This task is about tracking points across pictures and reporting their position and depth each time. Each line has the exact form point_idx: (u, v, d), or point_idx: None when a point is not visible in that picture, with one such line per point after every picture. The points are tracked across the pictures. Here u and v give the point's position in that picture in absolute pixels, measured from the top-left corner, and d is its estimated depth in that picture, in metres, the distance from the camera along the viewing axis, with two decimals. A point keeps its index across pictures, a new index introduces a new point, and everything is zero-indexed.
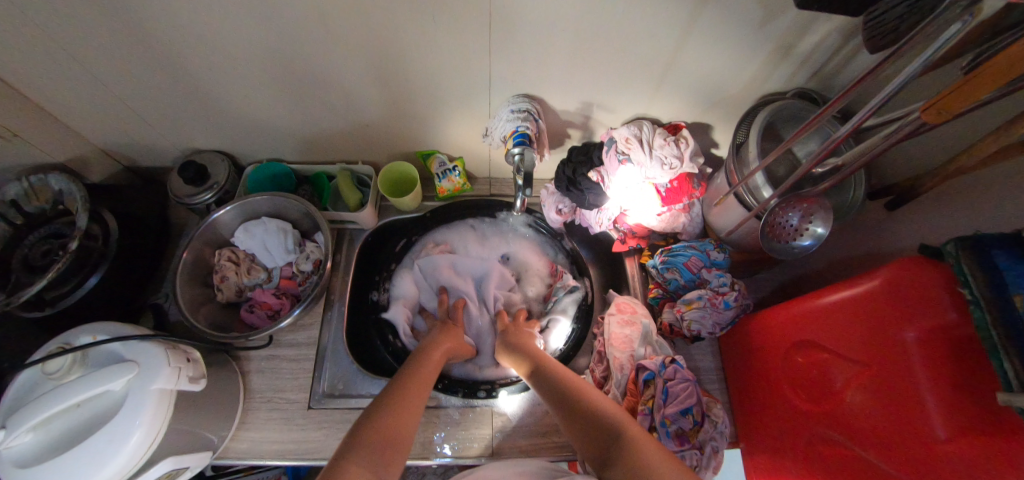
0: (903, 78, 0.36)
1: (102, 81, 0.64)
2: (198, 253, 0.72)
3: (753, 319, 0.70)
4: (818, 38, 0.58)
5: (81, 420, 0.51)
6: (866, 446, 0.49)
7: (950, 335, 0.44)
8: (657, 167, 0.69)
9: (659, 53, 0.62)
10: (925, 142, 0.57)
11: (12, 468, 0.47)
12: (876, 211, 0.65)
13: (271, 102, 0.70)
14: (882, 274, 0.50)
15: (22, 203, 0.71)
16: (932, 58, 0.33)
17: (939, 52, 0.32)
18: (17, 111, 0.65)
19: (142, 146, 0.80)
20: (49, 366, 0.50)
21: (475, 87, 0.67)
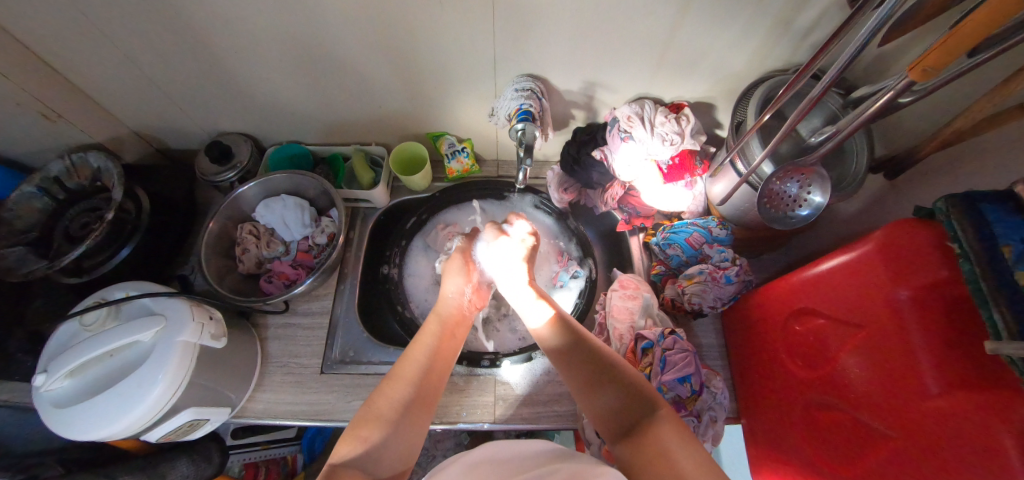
0: (871, 27, 0.38)
1: (136, 67, 0.70)
2: (223, 227, 0.77)
3: (755, 294, 0.70)
4: (816, 12, 0.59)
5: (114, 368, 0.55)
6: (861, 408, 0.50)
7: (941, 292, 0.44)
8: (658, 144, 0.70)
9: (659, 30, 0.64)
10: (926, 113, 0.57)
11: (52, 408, 0.52)
12: (878, 184, 0.66)
13: (291, 86, 0.75)
14: (874, 237, 0.51)
15: (64, 180, 0.76)
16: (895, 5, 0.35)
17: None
18: (60, 93, 0.71)
19: (171, 128, 0.85)
20: (86, 318, 0.56)
21: (482, 67, 0.70)
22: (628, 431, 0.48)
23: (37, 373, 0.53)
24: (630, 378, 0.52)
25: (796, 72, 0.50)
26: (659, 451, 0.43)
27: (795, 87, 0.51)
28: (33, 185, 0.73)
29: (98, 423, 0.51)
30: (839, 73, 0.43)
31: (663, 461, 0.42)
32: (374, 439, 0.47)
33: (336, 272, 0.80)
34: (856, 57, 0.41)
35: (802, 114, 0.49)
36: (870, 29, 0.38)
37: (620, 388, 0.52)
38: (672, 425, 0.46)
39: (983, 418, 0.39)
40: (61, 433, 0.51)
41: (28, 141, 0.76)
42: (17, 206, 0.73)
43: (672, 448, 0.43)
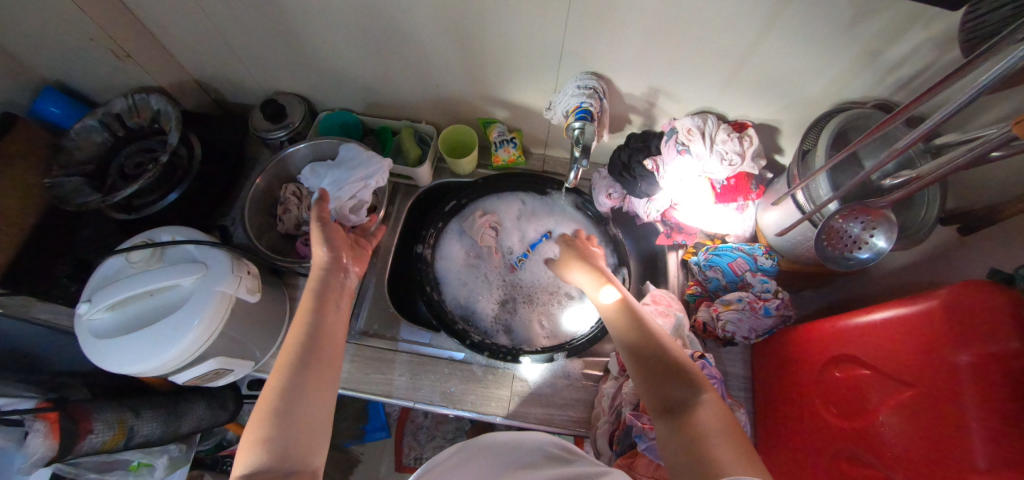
0: (979, 86, 0.36)
1: (207, 16, 0.70)
2: (268, 184, 0.79)
3: (793, 331, 0.68)
4: (911, 46, 0.55)
5: (152, 307, 0.56)
6: (897, 469, 0.47)
7: (1004, 361, 0.40)
8: (716, 162, 0.68)
9: (736, 45, 0.61)
10: (1017, 169, 0.53)
11: (92, 337, 0.54)
12: (947, 236, 0.62)
13: (351, 54, 0.74)
14: (941, 293, 0.48)
15: (125, 118, 0.79)
16: (1014, 66, 0.33)
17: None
18: (132, 33, 0.73)
19: (230, 81, 0.87)
20: (133, 256, 0.58)
21: (545, 59, 0.69)
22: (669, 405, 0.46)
23: (81, 301, 0.55)
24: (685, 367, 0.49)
25: (890, 113, 0.48)
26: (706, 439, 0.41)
27: (881, 130, 0.49)
28: (95, 119, 0.76)
29: (134, 359, 0.52)
30: (934, 126, 0.41)
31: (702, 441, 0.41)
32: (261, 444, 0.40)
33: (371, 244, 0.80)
34: (960, 111, 0.39)
35: (887, 161, 0.48)
36: (976, 88, 0.36)
37: (663, 375, 0.49)
38: (718, 409, 0.44)
39: None
40: (98, 362, 0.53)
41: (96, 76, 0.79)
42: (78, 137, 0.75)
43: (715, 433, 0.42)
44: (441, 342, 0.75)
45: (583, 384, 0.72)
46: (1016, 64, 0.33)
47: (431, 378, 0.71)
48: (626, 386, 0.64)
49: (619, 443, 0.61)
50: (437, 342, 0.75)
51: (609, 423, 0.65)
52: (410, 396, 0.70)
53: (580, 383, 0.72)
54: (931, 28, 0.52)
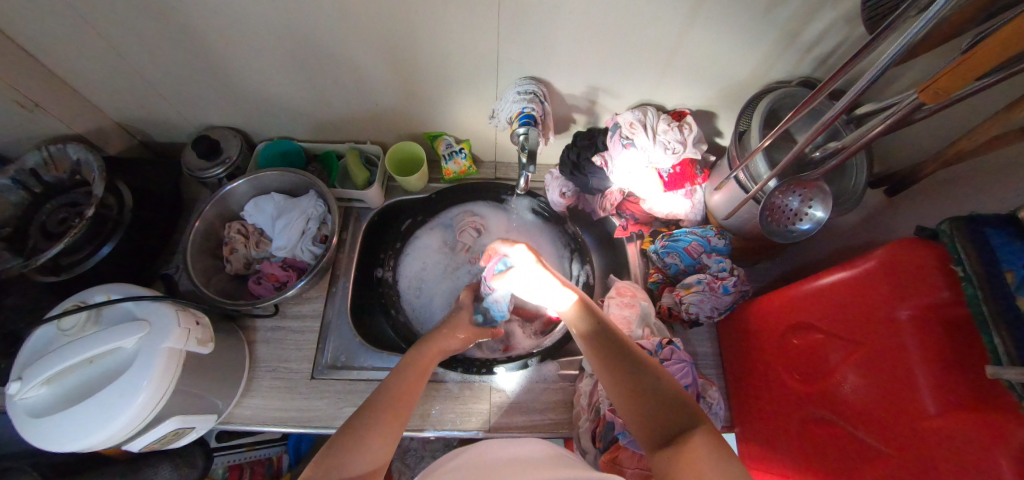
0: (887, 58, 0.38)
1: (120, 56, 0.66)
2: (209, 224, 0.75)
3: (753, 306, 0.70)
4: (823, 26, 0.58)
5: (94, 375, 0.53)
6: (858, 424, 0.49)
7: (944, 313, 0.44)
8: (660, 152, 0.70)
9: (665, 38, 0.63)
10: (927, 131, 0.57)
11: (26, 417, 0.49)
12: (877, 199, 0.66)
13: (284, 81, 0.72)
14: (876, 255, 0.51)
15: (41, 173, 0.72)
16: (916, 36, 0.34)
17: (927, 24, 0.33)
18: (37, 80, 0.67)
19: (157, 121, 0.82)
20: (64, 323, 0.52)
21: (483, 68, 0.68)
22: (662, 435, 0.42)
23: (11, 380, 0.50)
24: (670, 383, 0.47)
25: (813, 90, 0.49)
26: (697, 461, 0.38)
27: (806, 107, 0.51)
28: (7, 177, 0.70)
29: (77, 434, 0.48)
30: (854, 100, 0.42)
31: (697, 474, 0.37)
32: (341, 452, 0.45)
33: (328, 274, 0.78)
34: (873, 83, 0.40)
35: (816, 135, 0.48)
36: (886, 58, 0.38)
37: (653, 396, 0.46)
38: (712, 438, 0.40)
39: (979, 440, 0.39)
40: (38, 443, 0.48)
41: (2, 130, 0.72)
42: None
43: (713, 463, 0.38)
44: None
45: (560, 385, 0.72)
46: (917, 34, 0.34)
47: None
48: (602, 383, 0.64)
49: (601, 440, 0.61)
50: None
51: (590, 421, 0.65)
52: None
53: (558, 385, 0.72)
54: (838, 7, 0.55)
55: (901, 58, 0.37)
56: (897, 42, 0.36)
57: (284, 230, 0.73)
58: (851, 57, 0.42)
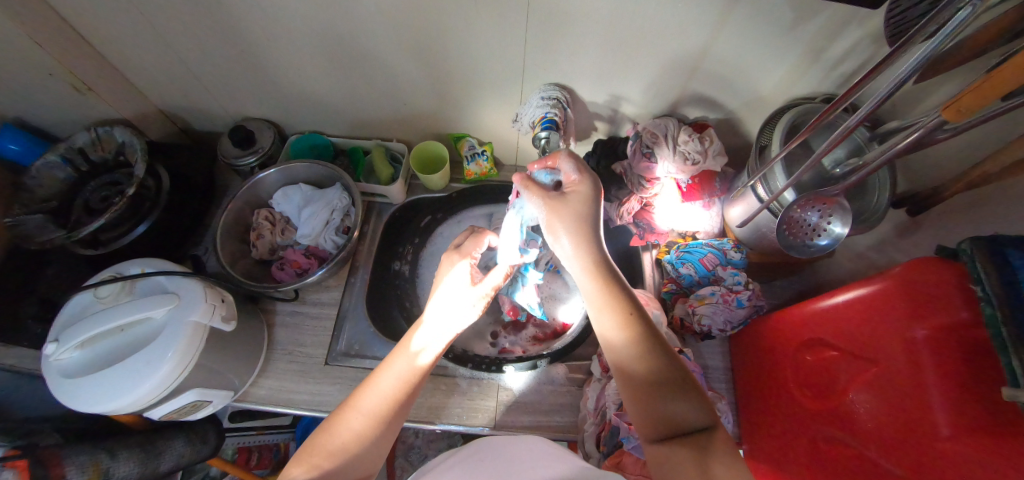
0: (904, 71, 0.38)
1: (170, 47, 0.71)
2: (240, 210, 0.78)
3: (768, 320, 0.70)
4: (849, 43, 0.59)
5: (123, 343, 0.55)
6: (868, 443, 0.49)
7: (962, 334, 0.43)
8: (679, 163, 0.72)
9: (690, 50, 0.64)
10: (952, 152, 0.57)
11: (61, 378, 0.52)
12: (899, 218, 0.65)
13: (319, 76, 0.75)
14: (896, 273, 0.50)
15: (88, 152, 0.77)
16: (936, 49, 0.35)
17: (949, 36, 0.33)
18: (93, 66, 0.72)
19: (198, 110, 0.86)
20: (101, 291, 0.56)
21: (510, 72, 0.71)
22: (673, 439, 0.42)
23: (48, 341, 0.53)
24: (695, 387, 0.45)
25: (831, 103, 0.50)
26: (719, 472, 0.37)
27: (823, 119, 0.51)
28: (57, 154, 0.74)
29: (105, 397, 0.51)
30: (873, 110, 0.43)
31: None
32: (341, 458, 0.50)
33: (347, 264, 0.80)
34: (891, 96, 0.41)
35: (834, 143, 0.48)
36: (903, 72, 0.39)
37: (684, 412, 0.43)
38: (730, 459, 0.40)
39: (992, 465, 0.38)
40: (69, 403, 0.51)
41: (57, 111, 0.77)
42: (40, 174, 0.73)
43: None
44: None
45: (567, 388, 0.73)
46: (936, 47, 0.35)
47: (416, 395, 0.70)
48: (609, 387, 0.64)
49: (606, 444, 0.61)
50: None
51: (595, 425, 0.65)
52: None
53: (565, 388, 0.73)
54: (865, 26, 0.56)
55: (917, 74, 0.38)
56: (917, 55, 0.37)
57: (309, 219, 0.76)
58: (871, 69, 0.43)
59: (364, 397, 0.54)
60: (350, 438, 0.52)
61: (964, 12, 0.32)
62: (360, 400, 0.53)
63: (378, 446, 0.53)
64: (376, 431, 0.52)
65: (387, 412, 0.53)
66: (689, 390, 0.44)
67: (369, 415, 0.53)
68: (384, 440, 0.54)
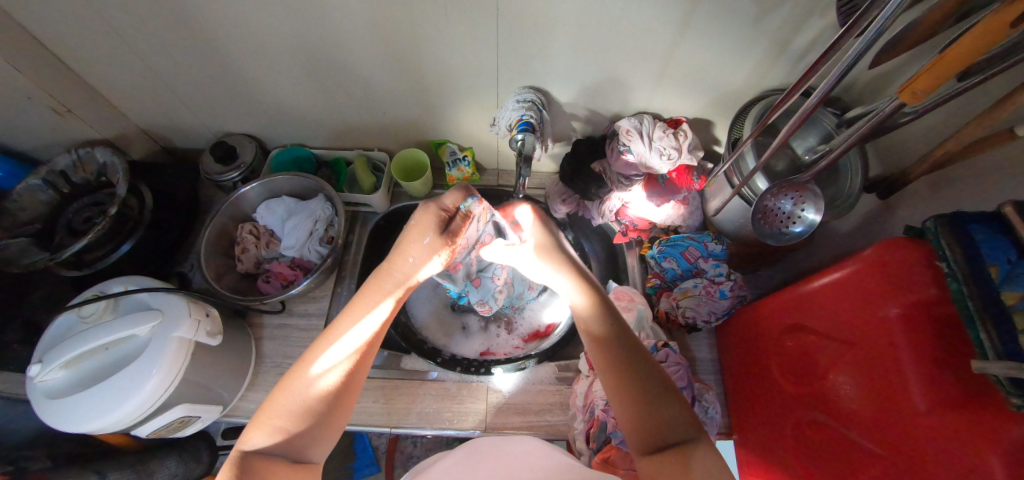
0: (853, 53, 0.40)
1: (148, 67, 0.71)
2: (223, 225, 0.78)
3: (748, 309, 0.71)
4: (813, 34, 0.60)
5: (108, 361, 0.55)
6: (851, 425, 0.49)
7: (932, 310, 0.44)
8: (656, 158, 0.73)
9: (659, 47, 0.65)
10: (919, 135, 0.58)
11: (45, 399, 0.52)
12: (872, 203, 0.67)
13: (297, 90, 0.76)
14: (867, 255, 0.51)
15: (70, 174, 0.77)
16: (879, 30, 0.36)
17: (889, 17, 0.35)
18: (71, 88, 0.72)
19: (179, 127, 0.87)
20: (84, 310, 0.56)
21: (485, 77, 0.72)
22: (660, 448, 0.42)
23: (33, 362, 0.52)
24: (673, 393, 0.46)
25: (790, 89, 0.52)
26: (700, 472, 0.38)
27: (785, 104, 0.53)
28: (38, 178, 0.74)
29: (88, 416, 0.51)
30: (828, 92, 0.44)
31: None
32: (293, 425, 0.43)
33: (333, 274, 0.80)
34: (844, 78, 0.42)
35: (796, 127, 0.50)
36: (851, 56, 0.40)
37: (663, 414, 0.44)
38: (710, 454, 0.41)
39: (969, 439, 0.38)
40: (53, 424, 0.51)
41: (36, 134, 0.77)
42: (21, 197, 0.74)
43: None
44: (413, 363, 0.74)
45: (557, 387, 0.73)
46: (879, 28, 0.36)
47: (406, 401, 0.70)
48: (596, 384, 0.64)
49: (595, 440, 0.61)
50: (407, 364, 0.74)
51: (584, 423, 0.65)
52: (387, 421, 0.69)
53: (554, 387, 0.73)
54: (826, 16, 0.57)
55: (864, 56, 0.40)
56: (861, 38, 0.38)
57: (293, 230, 0.76)
58: (825, 52, 0.44)
59: (320, 351, 0.45)
60: (300, 401, 0.43)
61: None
62: (316, 354, 0.45)
63: (327, 415, 0.44)
64: (334, 389, 0.44)
65: (342, 371, 0.45)
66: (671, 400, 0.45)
67: (324, 372, 0.44)
68: (337, 409, 0.45)
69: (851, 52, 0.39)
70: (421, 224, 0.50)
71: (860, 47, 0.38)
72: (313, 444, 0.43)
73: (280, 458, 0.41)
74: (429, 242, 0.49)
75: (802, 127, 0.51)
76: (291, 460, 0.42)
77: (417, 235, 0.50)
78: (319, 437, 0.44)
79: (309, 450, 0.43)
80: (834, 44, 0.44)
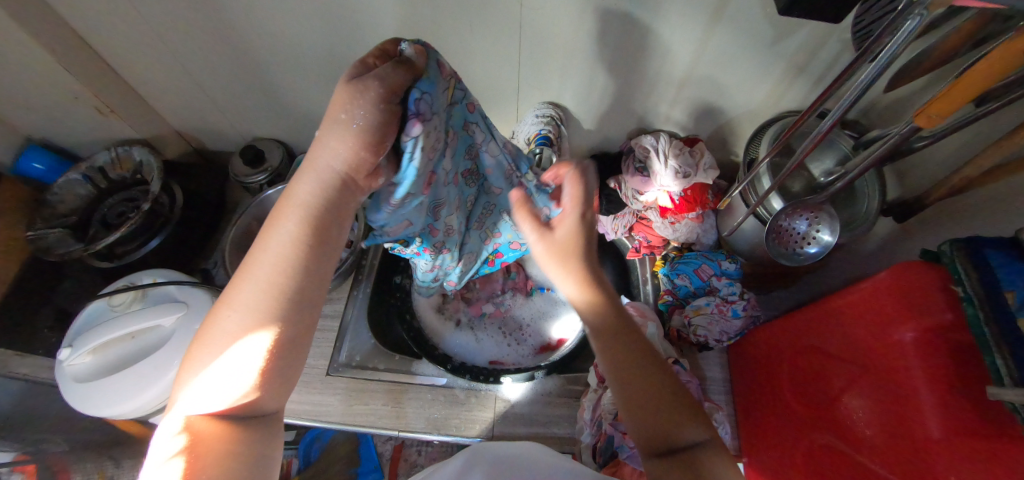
0: (866, 78, 0.41)
1: (188, 72, 0.75)
2: (248, 225, 0.81)
3: (760, 330, 0.70)
4: (829, 58, 0.62)
5: (131, 350, 0.57)
6: (863, 450, 0.48)
7: (948, 337, 0.44)
8: (671, 177, 0.74)
9: (677, 67, 0.67)
10: (937, 159, 0.59)
11: (72, 382, 0.53)
12: (889, 225, 0.66)
13: (327, 98, 0.80)
14: (880, 277, 0.51)
15: (108, 171, 0.81)
16: (892, 56, 0.37)
17: (902, 43, 0.35)
18: (115, 90, 0.77)
19: (212, 130, 0.91)
20: (115, 299, 0.58)
21: (506, 91, 0.74)
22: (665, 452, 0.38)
23: (63, 347, 0.55)
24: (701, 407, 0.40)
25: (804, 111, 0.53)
26: None
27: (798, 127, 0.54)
28: (79, 173, 0.78)
29: (111, 401, 0.53)
30: (842, 115, 0.45)
31: None
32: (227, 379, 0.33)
33: (351, 276, 0.82)
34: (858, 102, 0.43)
35: (811, 146, 0.51)
36: (864, 81, 0.41)
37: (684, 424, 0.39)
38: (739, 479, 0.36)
39: (983, 468, 0.38)
40: (78, 407, 0.53)
41: (80, 132, 0.82)
42: (60, 191, 0.77)
43: None
44: (423, 369, 0.76)
45: (565, 399, 0.73)
46: (891, 55, 0.37)
47: (415, 405, 0.71)
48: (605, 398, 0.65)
49: (602, 454, 0.62)
50: (418, 370, 0.75)
51: (592, 437, 0.65)
52: (395, 425, 0.69)
53: (563, 399, 0.73)
54: (843, 42, 0.59)
55: (878, 81, 0.41)
56: (875, 63, 0.39)
57: None
58: (838, 76, 0.46)
59: (239, 288, 0.34)
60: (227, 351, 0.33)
61: (909, 24, 0.34)
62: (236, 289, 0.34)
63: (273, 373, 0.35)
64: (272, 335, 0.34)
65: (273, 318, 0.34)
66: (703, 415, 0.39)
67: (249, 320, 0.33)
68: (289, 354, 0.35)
69: (863, 76, 0.41)
70: (343, 99, 0.32)
71: (873, 72, 0.39)
72: (269, 398, 0.35)
73: (234, 424, 0.33)
74: (356, 131, 0.33)
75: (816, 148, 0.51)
76: (249, 422, 0.34)
77: (336, 119, 0.33)
78: (274, 394, 0.36)
79: (266, 406, 0.36)
80: (847, 69, 0.45)
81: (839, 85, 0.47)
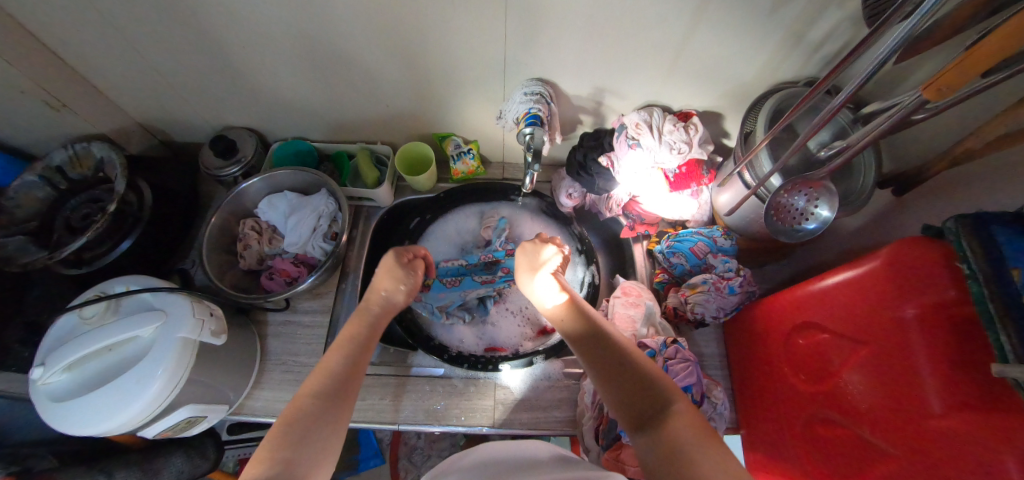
0: (884, 54, 0.39)
1: (144, 59, 0.69)
2: (225, 221, 0.77)
3: (757, 305, 0.70)
4: (829, 26, 0.59)
5: (113, 363, 0.54)
6: (861, 423, 0.49)
7: (948, 312, 0.43)
8: (666, 152, 0.72)
9: (672, 38, 0.63)
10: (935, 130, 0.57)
11: (50, 401, 0.51)
12: (886, 199, 0.65)
13: (298, 82, 0.74)
14: (881, 254, 0.50)
15: (66, 170, 0.75)
16: (911, 30, 0.35)
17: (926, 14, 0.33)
18: (63, 81, 0.70)
19: (176, 121, 0.85)
20: (86, 311, 0.54)
21: (491, 69, 0.70)
22: (645, 422, 0.45)
23: (35, 365, 0.52)
24: (640, 370, 0.49)
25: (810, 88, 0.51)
26: (678, 432, 0.41)
27: (806, 104, 0.51)
28: (35, 174, 0.73)
29: (94, 418, 0.50)
30: (856, 91, 0.43)
31: (678, 459, 0.39)
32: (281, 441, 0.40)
33: (337, 270, 0.79)
34: (871, 78, 0.41)
35: (819, 125, 0.49)
36: (882, 55, 0.38)
37: (634, 383, 0.48)
38: (691, 416, 0.43)
39: (983, 440, 0.38)
40: (60, 427, 0.50)
41: (32, 130, 0.76)
42: (17, 194, 0.72)
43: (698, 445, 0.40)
44: (418, 360, 0.74)
45: (565, 383, 0.72)
46: (909, 30, 0.35)
47: (413, 398, 0.70)
48: None
49: (603, 438, 0.61)
50: (413, 361, 0.74)
51: (593, 420, 0.65)
52: (395, 419, 0.69)
53: (562, 383, 0.72)
54: (844, 7, 0.56)
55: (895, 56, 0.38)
56: (893, 37, 0.36)
57: (296, 227, 0.75)
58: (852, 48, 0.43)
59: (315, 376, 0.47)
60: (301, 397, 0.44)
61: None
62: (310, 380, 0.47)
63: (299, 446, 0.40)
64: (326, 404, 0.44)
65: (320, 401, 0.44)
66: (644, 376, 0.48)
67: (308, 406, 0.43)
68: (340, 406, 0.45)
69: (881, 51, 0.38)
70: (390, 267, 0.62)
71: (890, 47, 0.37)
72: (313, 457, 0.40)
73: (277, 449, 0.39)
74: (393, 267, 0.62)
75: (824, 126, 0.50)
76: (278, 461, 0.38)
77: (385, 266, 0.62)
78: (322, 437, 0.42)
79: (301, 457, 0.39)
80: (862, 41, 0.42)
81: (852, 58, 0.45)
